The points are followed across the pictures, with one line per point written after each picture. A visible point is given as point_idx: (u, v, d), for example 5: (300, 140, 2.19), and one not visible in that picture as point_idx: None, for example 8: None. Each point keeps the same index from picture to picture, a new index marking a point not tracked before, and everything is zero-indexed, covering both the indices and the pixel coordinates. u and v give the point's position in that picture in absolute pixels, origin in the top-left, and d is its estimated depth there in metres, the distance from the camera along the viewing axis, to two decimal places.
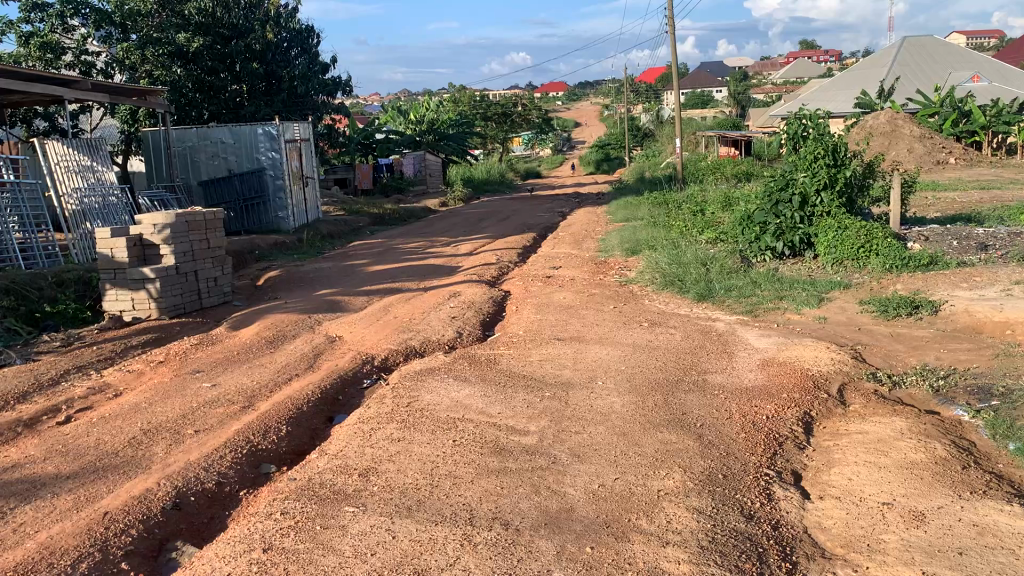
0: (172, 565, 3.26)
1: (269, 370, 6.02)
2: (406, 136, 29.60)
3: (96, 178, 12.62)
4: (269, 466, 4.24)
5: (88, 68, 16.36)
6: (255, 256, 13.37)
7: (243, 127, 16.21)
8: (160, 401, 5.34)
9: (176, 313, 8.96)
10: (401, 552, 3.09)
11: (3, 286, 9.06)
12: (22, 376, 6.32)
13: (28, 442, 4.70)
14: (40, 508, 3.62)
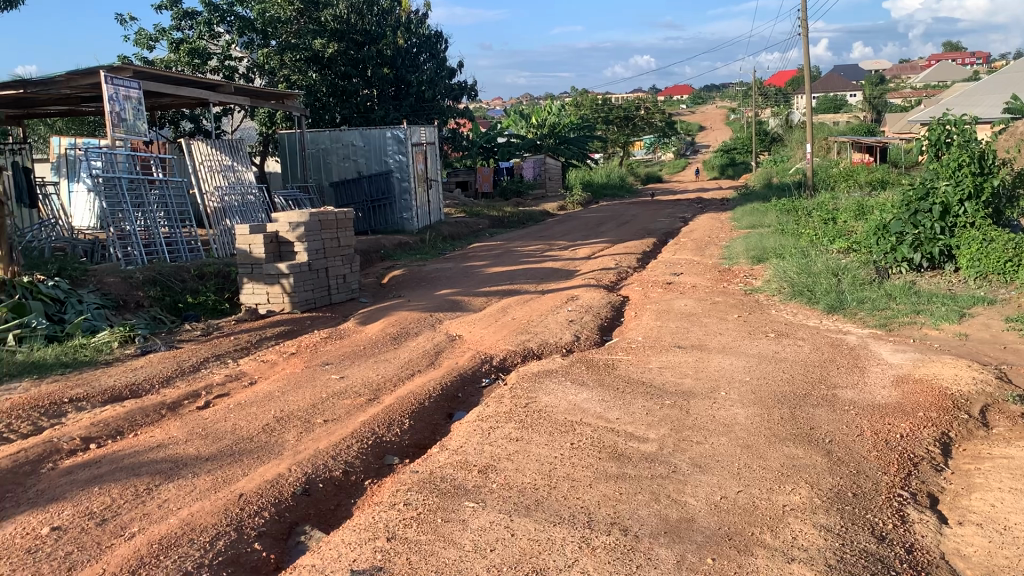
0: (301, 548, 3.41)
1: (393, 365, 6.21)
2: (528, 139, 29.85)
3: (236, 178, 13.31)
4: (392, 458, 4.37)
5: (231, 72, 17.26)
6: (380, 255, 13.78)
7: (372, 130, 16.75)
8: (292, 390, 5.60)
9: (307, 308, 9.35)
10: (520, 550, 3.13)
11: (151, 277, 9.70)
12: (167, 362, 6.76)
13: (172, 424, 5.02)
14: (183, 486, 3.86)
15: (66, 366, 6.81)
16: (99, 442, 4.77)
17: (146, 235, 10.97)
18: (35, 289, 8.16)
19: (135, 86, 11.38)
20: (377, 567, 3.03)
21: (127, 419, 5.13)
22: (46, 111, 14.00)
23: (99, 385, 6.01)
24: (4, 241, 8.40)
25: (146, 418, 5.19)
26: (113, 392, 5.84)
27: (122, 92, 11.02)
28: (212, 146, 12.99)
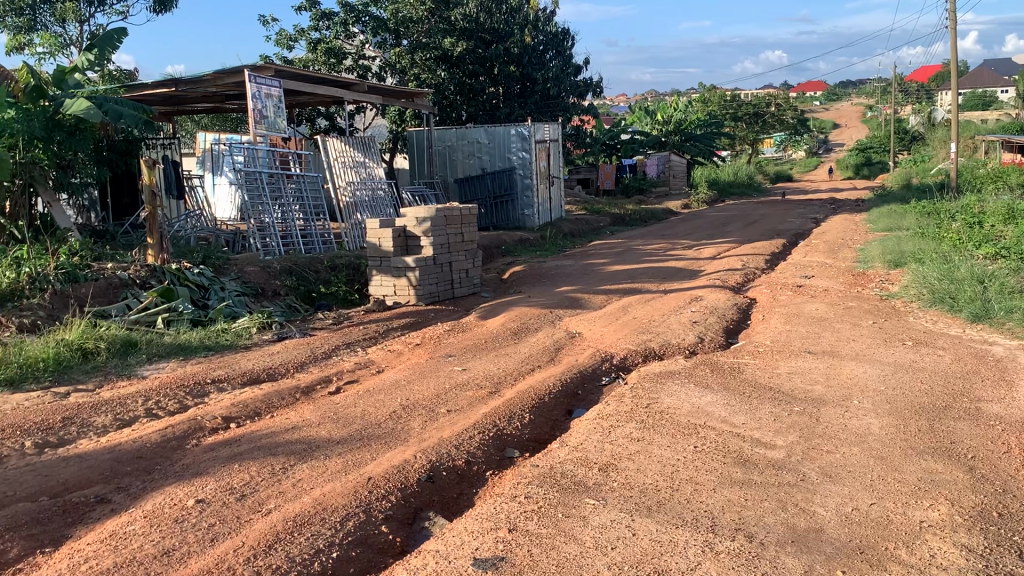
0: (425, 534, 3.51)
1: (513, 360, 6.28)
2: (652, 136, 29.53)
3: (367, 173, 13.77)
4: (513, 451, 4.43)
5: (365, 71, 18.06)
6: (501, 251, 13.95)
7: (498, 127, 16.95)
8: (418, 379, 5.77)
9: (432, 301, 9.57)
10: (641, 550, 3.12)
11: (286, 267, 10.17)
12: (301, 348, 7.08)
13: (305, 407, 5.26)
14: (315, 467, 4.04)
15: (209, 349, 7.24)
16: (238, 422, 5.04)
17: (282, 227, 11.51)
18: (183, 276, 8.83)
19: (276, 84, 11.94)
20: (500, 557, 3.08)
21: (264, 401, 5.41)
22: (194, 108, 14.88)
23: (239, 368, 6.36)
24: (156, 230, 8.99)
25: (282, 400, 5.46)
26: (252, 375, 6.17)
27: (264, 90, 11.60)
28: (345, 143, 13.47)
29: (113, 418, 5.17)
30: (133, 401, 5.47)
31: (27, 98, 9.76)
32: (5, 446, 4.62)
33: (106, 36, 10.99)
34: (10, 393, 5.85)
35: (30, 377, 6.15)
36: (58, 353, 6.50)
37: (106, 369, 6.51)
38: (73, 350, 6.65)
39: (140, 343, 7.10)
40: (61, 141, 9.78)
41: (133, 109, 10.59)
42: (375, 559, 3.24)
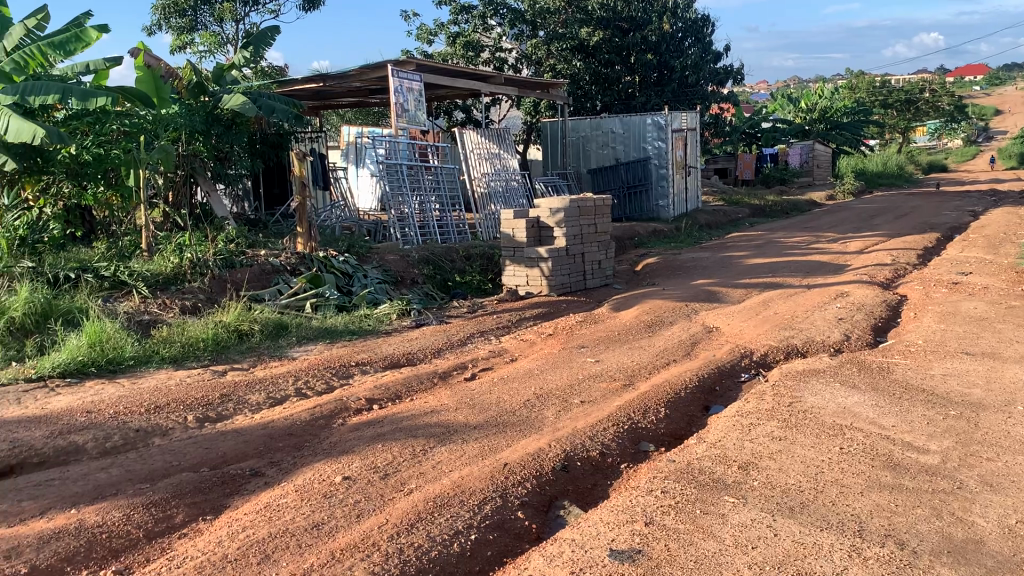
0: (560, 522, 3.54)
1: (648, 353, 6.24)
2: (794, 124, 28.51)
3: (502, 165, 13.95)
4: (648, 444, 4.40)
5: (500, 64, 18.55)
6: (635, 243, 13.85)
7: (633, 117, 16.78)
8: (551, 369, 5.82)
9: (564, 291, 9.60)
10: (784, 551, 3.04)
11: (424, 256, 10.45)
12: (438, 335, 7.27)
13: (442, 392, 5.41)
14: (454, 451, 4.16)
15: (353, 334, 7.54)
16: (380, 404, 5.24)
17: (420, 217, 11.83)
18: (329, 263, 9.25)
19: (417, 78, 12.29)
20: (636, 550, 3.08)
21: (405, 385, 5.59)
22: (340, 102, 15.47)
23: (380, 352, 6.60)
24: (305, 219, 9.43)
25: (420, 384, 5.65)
26: (392, 359, 6.40)
27: (405, 84, 11.96)
28: (481, 135, 13.68)
29: (266, 396, 5.48)
30: (284, 381, 5.79)
31: (189, 94, 10.56)
32: (171, 418, 4.99)
33: (260, 34, 11.61)
34: (174, 369, 6.31)
35: (191, 356, 6.63)
36: (216, 333, 6.96)
37: (259, 350, 6.91)
38: (229, 331, 7.09)
39: (289, 326, 7.49)
40: (219, 135, 10.42)
41: (284, 103, 11.13)
42: (512, 544, 3.30)
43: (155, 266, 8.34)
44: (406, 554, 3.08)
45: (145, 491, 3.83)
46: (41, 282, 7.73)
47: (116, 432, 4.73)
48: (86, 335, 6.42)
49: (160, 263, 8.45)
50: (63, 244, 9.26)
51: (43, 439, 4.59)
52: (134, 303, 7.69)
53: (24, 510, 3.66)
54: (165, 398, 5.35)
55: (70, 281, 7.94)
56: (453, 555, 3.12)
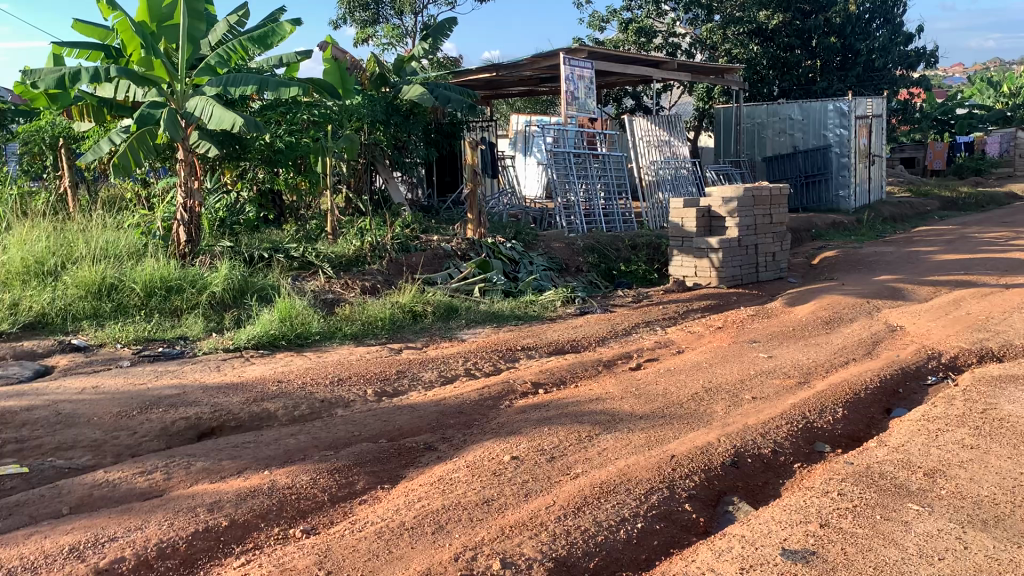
0: (728, 518, 3.49)
1: (825, 350, 5.98)
2: (994, 110, 26.32)
3: (671, 153, 13.73)
4: (823, 445, 4.23)
5: (673, 50, 18.11)
6: (811, 235, 13.28)
7: (813, 103, 16.05)
8: (721, 363, 5.70)
9: (734, 284, 9.35)
10: (975, 565, 2.86)
11: (589, 244, 10.49)
12: (604, 324, 7.29)
13: (607, 380, 5.44)
14: (619, 439, 4.17)
15: (519, 319, 7.68)
16: (546, 389, 5.33)
17: (587, 205, 11.87)
18: (497, 249, 9.45)
19: (588, 65, 12.29)
20: (810, 551, 2.98)
21: (570, 370, 5.67)
22: (512, 91, 15.74)
23: (546, 338, 6.70)
24: (476, 206, 9.68)
25: (585, 371, 5.70)
26: (557, 345, 6.48)
27: (576, 72, 12.00)
28: (651, 122, 13.51)
29: (438, 374, 5.71)
30: (455, 361, 6.01)
31: (372, 85, 11.14)
32: (353, 391, 5.31)
33: (438, 25, 11.97)
34: (354, 346, 6.68)
35: (370, 333, 7.01)
36: (393, 314, 7.31)
37: (431, 330, 7.19)
38: (404, 312, 7.43)
39: (460, 309, 7.75)
40: (397, 124, 10.88)
41: (459, 92, 11.43)
42: (679, 536, 3.28)
43: (339, 249, 8.87)
44: (573, 536, 3.14)
45: (329, 457, 4.09)
46: (239, 261, 8.39)
47: (303, 402, 5.09)
48: (277, 310, 6.91)
49: (343, 246, 8.97)
50: (257, 226, 10.01)
51: (241, 404, 5.00)
52: (319, 283, 8.21)
53: (224, 468, 4.01)
54: (347, 372, 5.68)
55: (263, 260, 8.57)
56: (619, 542, 3.14)
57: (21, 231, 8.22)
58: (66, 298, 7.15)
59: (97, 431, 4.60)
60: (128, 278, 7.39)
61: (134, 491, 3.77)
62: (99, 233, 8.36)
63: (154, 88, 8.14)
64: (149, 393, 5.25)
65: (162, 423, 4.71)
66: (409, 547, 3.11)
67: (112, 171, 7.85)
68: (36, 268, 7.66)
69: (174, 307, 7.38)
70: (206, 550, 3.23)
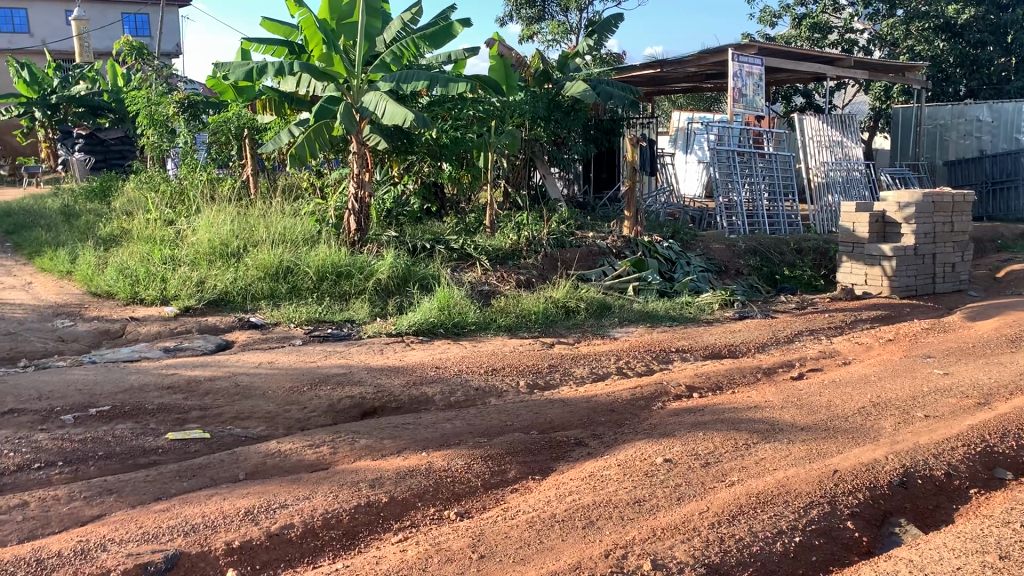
0: (894, 540, 3.34)
1: (1010, 371, 5.54)
2: None
3: (843, 154, 13.11)
4: (1004, 471, 3.94)
5: (850, 45, 17.19)
6: (996, 246, 12.34)
7: (1005, 104, 15.08)
8: (890, 377, 5.40)
9: (907, 294, 8.82)
10: None
11: (751, 247, 10.20)
12: (764, 329, 7.08)
13: (766, 388, 5.27)
14: (779, 449, 4.04)
15: (674, 320, 7.57)
16: (701, 393, 5.23)
17: (750, 206, 11.56)
18: (653, 248, 9.36)
19: (758, 62, 11.92)
20: None
21: (727, 375, 5.54)
22: (676, 87, 15.50)
23: (702, 341, 6.58)
24: (633, 204, 9.63)
25: (744, 377, 5.55)
26: (714, 349, 6.35)
27: (745, 69, 11.68)
28: (822, 121, 12.96)
29: (589, 371, 5.73)
30: (608, 358, 6.01)
31: (535, 82, 11.24)
32: (506, 381, 5.42)
33: (604, 21, 11.96)
34: (508, 337, 6.81)
35: (524, 326, 7.11)
36: (547, 308, 7.38)
37: (584, 327, 7.21)
38: (558, 307, 7.50)
39: (613, 307, 7.73)
40: (558, 120, 10.96)
41: (622, 89, 11.37)
42: (840, 553, 3.17)
43: (497, 242, 9.06)
44: (728, 544, 3.08)
45: (484, 444, 4.20)
46: (403, 251, 8.73)
47: (459, 388, 5.26)
48: (437, 299, 7.15)
49: (501, 239, 9.15)
50: (420, 217, 10.38)
51: (401, 387, 5.22)
52: (476, 274, 8.42)
53: (385, 447, 4.19)
54: (501, 362, 5.80)
55: (425, 250, 8.87)
56: (775, 554, 3.06)
57: (209, 216, 8.88)
58: (247, 279, 7.68)
59: (271, 404, 4.92)
60: (303, 262, 7.85)
61: (304, 462, 4.01)
62: (278, 220, 8.92)
63: (333, 83, 8.60)
64: (319, 370, 5.58)
65: (329, 400, 4.98)
66: (560, 539, 3.15)
67: (292, 161, 8.36)
68: (221, 249, 8.26)
69: (343, 291, 7.77)
70: (367, 524, 3.39)
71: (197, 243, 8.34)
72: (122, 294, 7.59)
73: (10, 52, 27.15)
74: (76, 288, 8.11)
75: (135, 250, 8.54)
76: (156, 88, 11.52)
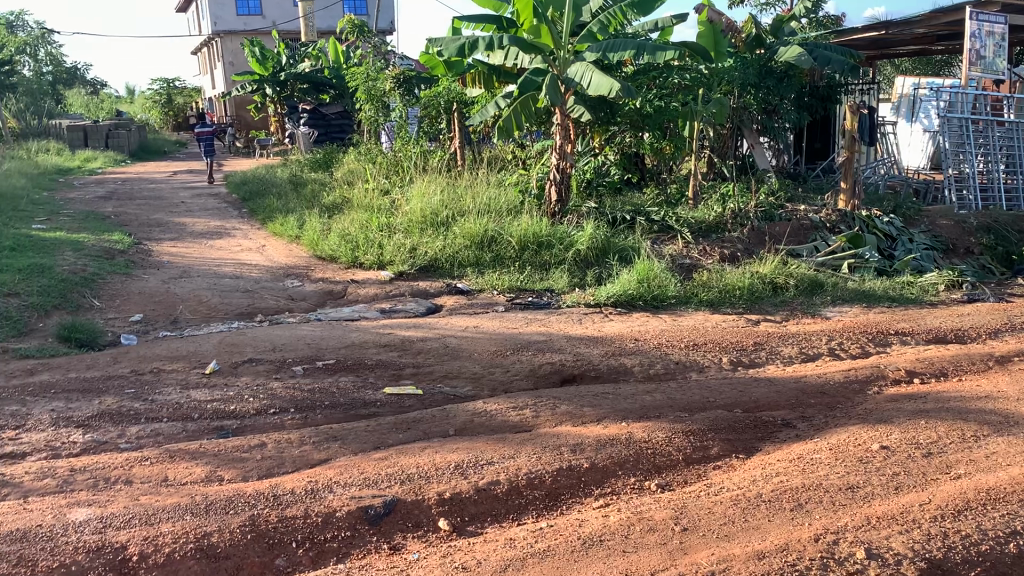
0: None
1: None
2: None
3: None
4: None
5: None
6: None
7: None
8: None
9: None
10: None
11: (985, 224, 9.34)
12: (996, 314, 6.49)
13: (1000, 378, 4.85)
14: (1013, 444, 3.72)
15: (892, 301, 7.10)
16: (923, 378, 4.90)
17: (984, 179, 10.58)
18: (872, 223, 8.82)
19: (1003, 19, 10.76)
20: None
21: (953, 362, 5.15)
22: (901, 50, 14.40)
23: (924, 324, 6.15)
24: (851, 175, 9.07)
25: (971, 364, 5.14)
26: (939, 334, 5.91)
27: (985, 28, 10.62)
28: None
29: (798, 351, 5.51)
30: (818, 338, 5.76)
31: (747, 47, 10.78)
32: (708, 357, 5.34)
33: None
34: (710, 313, 6.69)
35: (727, 302, 6.94)
36: (753, 284, 7.15)
37: (792, 305, 6.92)
38: (765, 283, 7.24)
39: (825, 285, 7.36)
40: (770, 88, 10.47)
41: (841, 53, 10.67)
42: None
43: (700, 214, 8.90)
44: (952, 539, 2.91)
45: (685, 419, 4.17)
46: (604, 222, 8.75)
47: (659, 361, 5.24)
48: (637, 270, 7.11)
49: (705, 211, 8.98)
50: (620, 188, 10.34)
51: (601, 357, 5.27)
52: (677, 247, 8.32)
53: (585, 414, 4.26)
54: (703, 338, 5.70)
55: (626, 222, 8.86)
56: (1008, 555, 2.86)
57: (421, 186, 9.33)
58: (454, 247, 8.00)
59: (477, 365, 5.14)
60: (506, 232, 8.08)
61: (508, 423, 4.16)
62: (484, 190, 9.22)
63: (540, 54, 8.69)
64: (521, 337, 5.74)
65: (531, 365, 5.13)
66: (766, 520, 3.08)
67: (499, 133, 8.56)
68: (431, 218, 8.65)
69: (544, 261, 7.91)
70: (569, 487, 3.48)
71: (410, 212, 8.78)
72: (345, 259, 8.17)
73: (246, 33, 29.59)
74: (304, 252, 8.81)
75: (355, 217, 9.15)
76: (374, 64, 12.21)
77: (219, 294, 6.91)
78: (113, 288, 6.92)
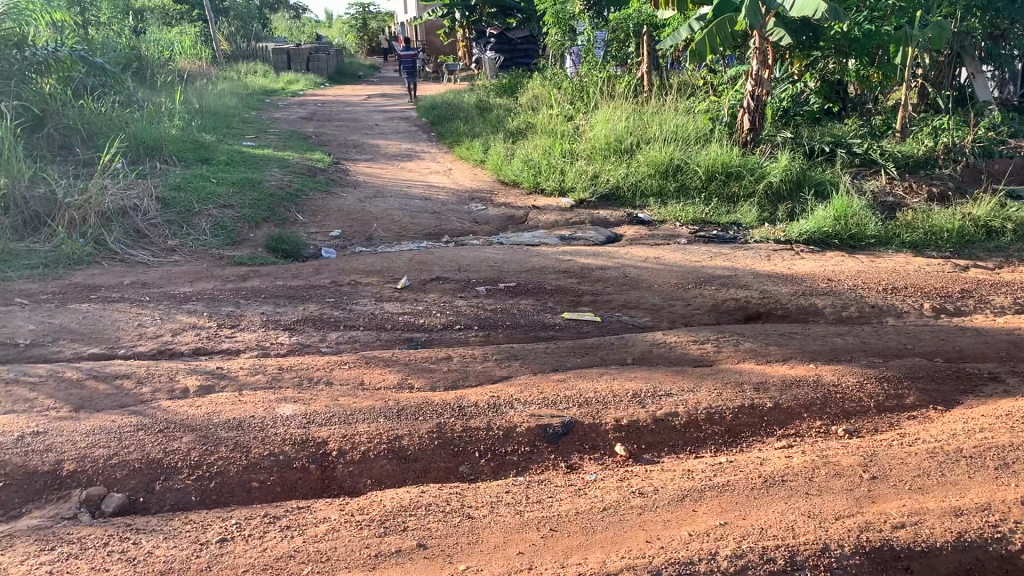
0: None
1: None
2: None
3: None
4: None
5: None
6: None
7: None
8: None
9: None
10: None
11: None
12: None
13: None
14: None
15: None
16: None
17: None
18: None
19: None
20: None
21: None
22: None
23: None
24: None
25: None
26: None
27: None
28: None
29: (1012, 301, 5.06)
30: None
31: None
32: (908, 302, 5.00)
33: None
34: (913, 255, 6.24)
35: (933, 245, 6.45)
36: (964, 226, 6.60)
37: (1009, 250, 6.33)
38: (978, 227, 6.66)
39: None
40: (999, 10, 9.39)
41: None
42: None
43: (908, 147, 8.28)
44: None
45: (879, 365, 3.95)
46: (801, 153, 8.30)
47: (853, 304, 4.97)
48: (834, 207, 6.73)
49: (913, 144, 8.36)
50: (819, 117, 9.72)
51: (789, 296, 5.06)
52: (880, 183, 7.80)
53: (770, 353, 4.13)
54: (904, 281, 5.34)
55: (824, 153, 8.37)
56: None
57: (606, 111, 9.19)
58: (639, 175, 7.85)
59: (658, 297, 5.08)
60: (693, 160, 7.83)
61: (687, 356, 4.12)
62: (672, 117, 8.96)
63: None
64: (705, 270, 5.60)
65: (714, 300, 5.01)
66: (968, 475, 2.91)
67: (692, 56, 8.21)
68: (616, 145, 8.53)
69: (732, 193, 7.65)
70: (750, 425, 3.41)
71: (595, 138, 8.70)
72: (527, 184, 8.26)
73: None
74: (489, 176, 8.97)
75: (540, 143, 9.19)
76: None
77: (409, 214, 7.19)
78: (314, 203, 7.35)
